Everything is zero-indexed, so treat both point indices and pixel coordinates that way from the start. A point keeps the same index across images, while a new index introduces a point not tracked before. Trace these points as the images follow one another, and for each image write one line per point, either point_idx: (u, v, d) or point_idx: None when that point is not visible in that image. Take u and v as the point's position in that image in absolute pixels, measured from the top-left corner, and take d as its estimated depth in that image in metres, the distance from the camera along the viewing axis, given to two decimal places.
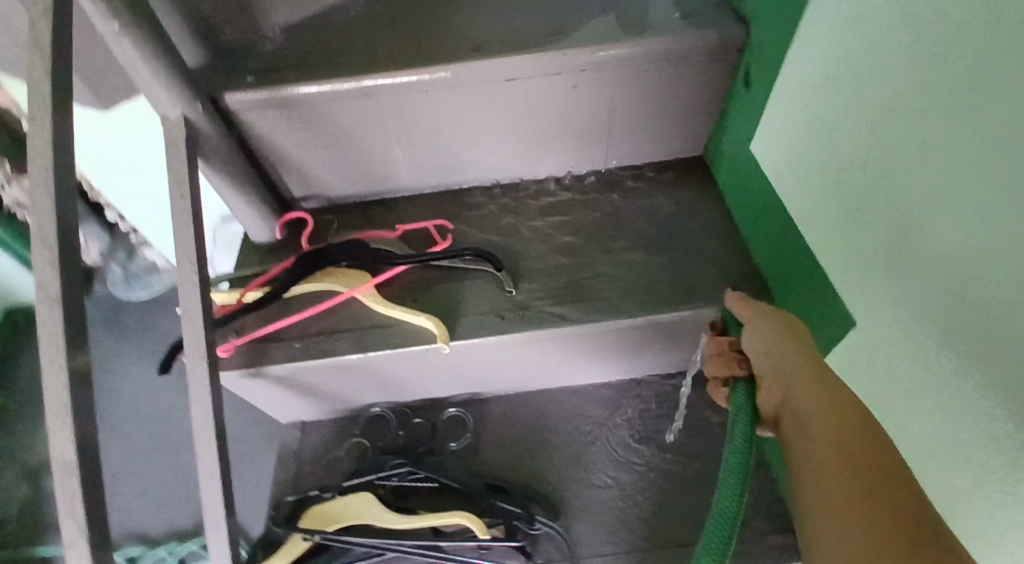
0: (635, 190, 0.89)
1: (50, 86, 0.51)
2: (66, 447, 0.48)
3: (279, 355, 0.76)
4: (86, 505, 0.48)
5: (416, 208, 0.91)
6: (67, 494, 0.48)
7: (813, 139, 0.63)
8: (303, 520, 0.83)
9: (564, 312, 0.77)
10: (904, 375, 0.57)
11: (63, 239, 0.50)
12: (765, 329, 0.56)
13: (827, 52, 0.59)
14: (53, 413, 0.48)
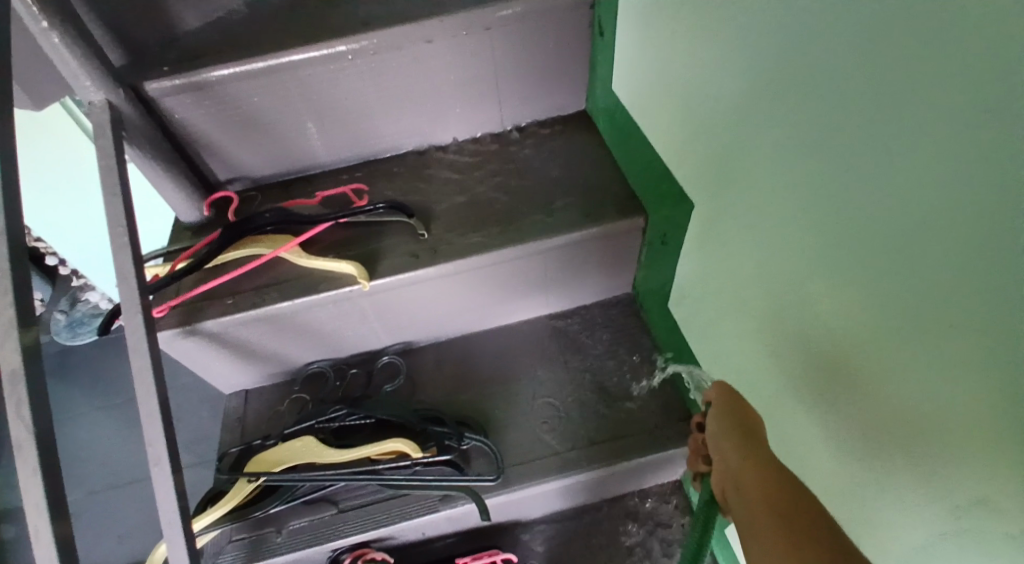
0: (527, 142, 1.01)
1: None
2: (11, 358, 0.56)
3: (213, 312, 0.84)
4: (31, 408, 0.57)
5: (334, 178, 1.01)
6: (15, 399, 0.56)
7: (675, 81, 0.79)
8: (248, 465, 0.91)
9: (467, 247, 0.88)
10: (748, 297, 0.72)
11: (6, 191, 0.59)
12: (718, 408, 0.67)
13: (706, 83, 0.72)
14: (0, 332, 0.57)
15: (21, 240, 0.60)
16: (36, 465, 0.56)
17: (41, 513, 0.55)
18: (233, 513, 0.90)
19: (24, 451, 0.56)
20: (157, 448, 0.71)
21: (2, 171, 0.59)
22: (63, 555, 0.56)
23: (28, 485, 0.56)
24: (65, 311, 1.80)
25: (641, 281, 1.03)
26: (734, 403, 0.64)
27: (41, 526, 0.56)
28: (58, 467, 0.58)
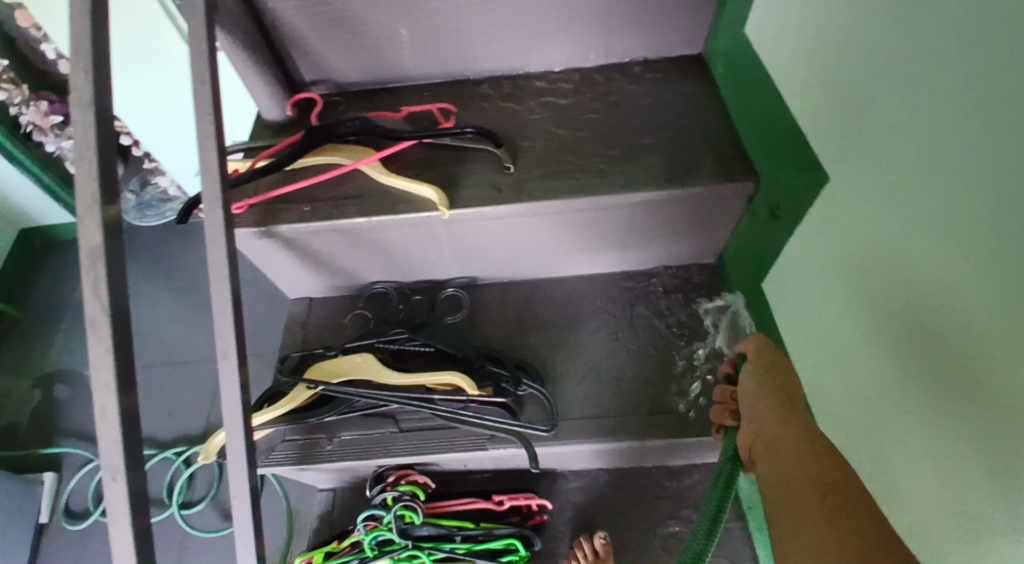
0: (631, 81, 0.94)
1: None
2: (93, 233, 0.55)
3: (290, 217, 0.82)
4: (109, 288, 0.55)
5: (418, 94, 0.95)
6: (93, 275, 0.55)
7: (824, 34, 0.69)
8: (307, 372, 0.92)
9: (556, 186, 0.82)
10: (862, 287, 0.68)
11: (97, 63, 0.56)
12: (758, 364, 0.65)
13: (859, 48, 0.65)
14: (83, 206, 0.55)
15: (109, 113, 0.57)
16: (109, 345, 0.55)
17: (110, 393, 0.55)
18: (287, 417, 0.90)
19: (98, 328, 0.55)
20: (224, 344, 0.71)
21: (96, 41, 0.56)
22: (127, 436, 0.56)
23: (99, 362, 0.55)
24: (135, 192, 1.78)
25: (728, 252, 0.96)
26: (772, 362, 0.64)
27: (109, 406, 0.55)
28: (130, 350, 0.57)
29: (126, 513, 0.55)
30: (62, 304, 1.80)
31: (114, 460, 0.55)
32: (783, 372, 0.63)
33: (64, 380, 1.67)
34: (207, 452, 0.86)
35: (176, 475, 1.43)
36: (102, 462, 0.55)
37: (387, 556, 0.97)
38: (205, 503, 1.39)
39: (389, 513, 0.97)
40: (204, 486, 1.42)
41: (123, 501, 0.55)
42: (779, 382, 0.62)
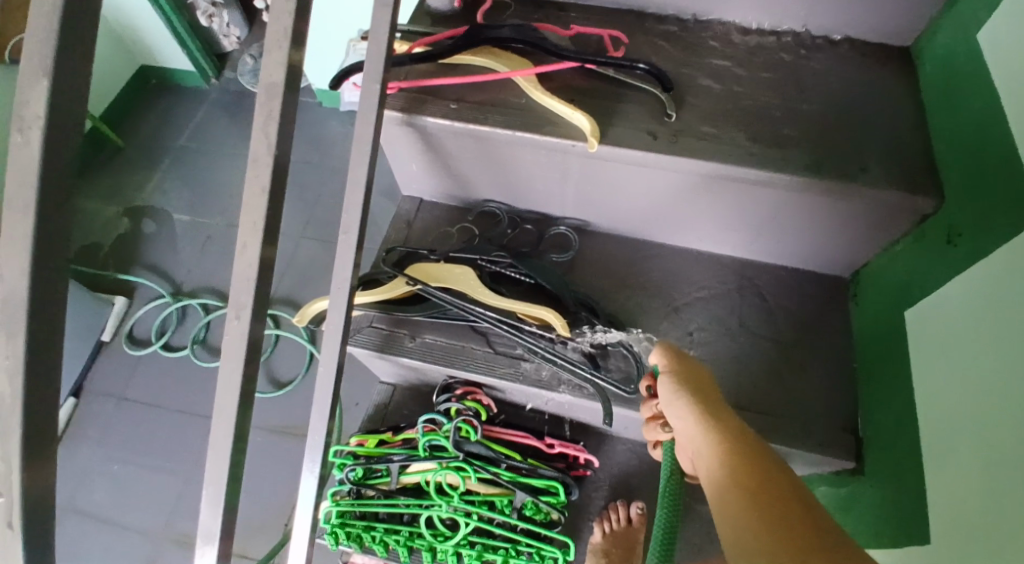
0: (817, 58, 0.87)
1: None
2: (275, 70, 0.54)
3: (435, 111, 0.79)
4: (278, 128, 0.55)
5: (588, 15, 0.90)
6: (266, 111, 0.55)
7: None
8: (409, 268, 0.91)
9: (717, 147, 0.77)
10: None
11: None
12: (672, 373, 0.68)
13: None
14: (270, 40, 0.55)
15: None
16: (266, 186, 0.55)
17: (256, 233, 0.56)
18: (381, 306, 0.92)
19: (257, 167, 0.55)
20: (350, 217, 0.71)
21: None
22: (259, 279, 0.57)
23: (252, 201, 0.56)
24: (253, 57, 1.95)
25: (871, 268, 0.90)
26: (682, 371, 0.68)
27: (250, 243, 0.56)
28: (279, 197, 0.57)
29: (242, 350, 0.57)
30: (166, 145, 1.86)
31: (243, 297, 0.57)
32: (694, 379, 0.67)
33: (153, 217, 1.74)
34: (302, 315, 0.86)
35: None
36: (232, 297, 0.57)
37: (435, 461, 0.99)
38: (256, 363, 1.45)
39: (449, 422, 0.99)
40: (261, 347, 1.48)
41: (242, 337, 0.57)
42: (693, 385, 0.66)
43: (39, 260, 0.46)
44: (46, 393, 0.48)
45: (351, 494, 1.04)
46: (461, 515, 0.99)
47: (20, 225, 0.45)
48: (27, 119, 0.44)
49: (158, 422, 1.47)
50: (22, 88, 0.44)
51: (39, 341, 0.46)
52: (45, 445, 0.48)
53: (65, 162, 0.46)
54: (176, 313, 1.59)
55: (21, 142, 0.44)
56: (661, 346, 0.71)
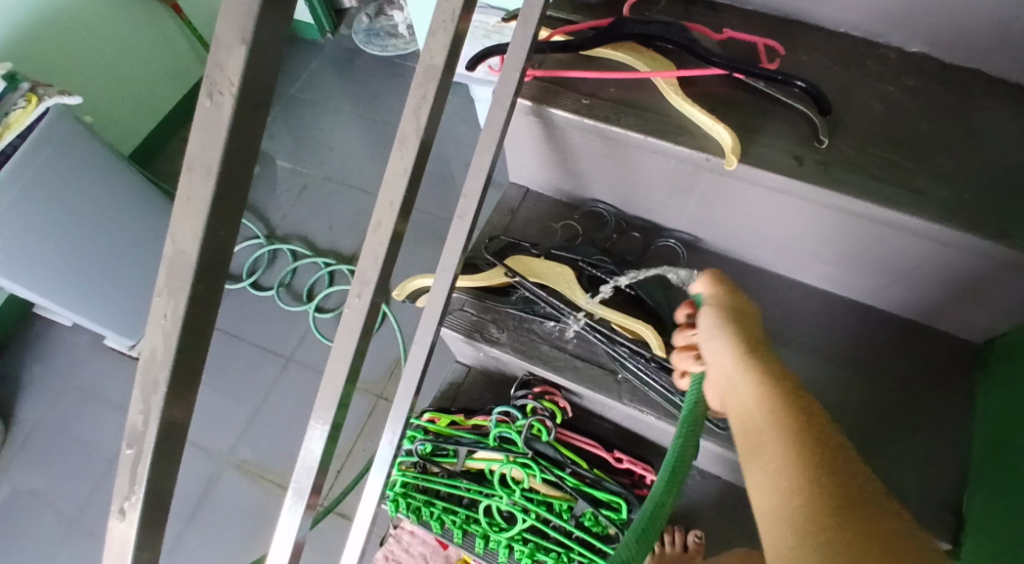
0: (999, 96, 0.76)
1: None
2: (438, 51, 0.56)
3: (565, 103, 0.76)
4: (429, 109, 0.57)
5: (741, 21, 0.84)
6: (421, 93, 0.57)
7: None
8: (510, 258, 0.90)
9: (868, 183, 0.70)
10: None
11: None
12: (716, 308, 0.66)
13: None
14: (437, 20, 0.56)
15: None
16: (407, 167, 0.58)
17: (393, 212, 0.58)
18: (477, 293, 0.91)
19: (404, 147, 0.58)
20: (466, 204, 0.74)
21: None
22: (386, 256, 0.60)
23: (393, 179, 0.58)
24: (370, 18, 2.01)
25: (1007, 337, 0.80)
26: (728, 307, 0.65)
27: (386, 220, 0.59)
28: (414, 170, 0.58)
29: (358, 325, 0.61)
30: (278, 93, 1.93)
31: (369, 274, 0.60)
32: (741, 315, 0.65)
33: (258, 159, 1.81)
34: (402, 289, 0.93)
35: (318, 281, 1.61)
36: (359, 274, 0.60)
37: (504, 453, 0.98)
38: (333, 315, 1.55)
39: (524, 419, 0.98)
40: (338, 300, 1.58)
41: (360, 313, 0.61)
42: (739, 322, 0.64)
43: (212, 224, 0.46)
44: (193, 355, 0.48)
45: (416, 466, 1.05)
46: (519, 511, 0.98)
47: (197, 184, 0.45)
48: (220, 83, 0.44)
49: (233, 355, 1.53)
50: (219, 49, 0.43)
51: (196, 302, 0.47)
52: (182, 400, 0.48)
53: (250, 125, 0.46)
54: (267, 255, 1.65)
55: (210, 107, 0.44)
56: (708, 275, 0.68)
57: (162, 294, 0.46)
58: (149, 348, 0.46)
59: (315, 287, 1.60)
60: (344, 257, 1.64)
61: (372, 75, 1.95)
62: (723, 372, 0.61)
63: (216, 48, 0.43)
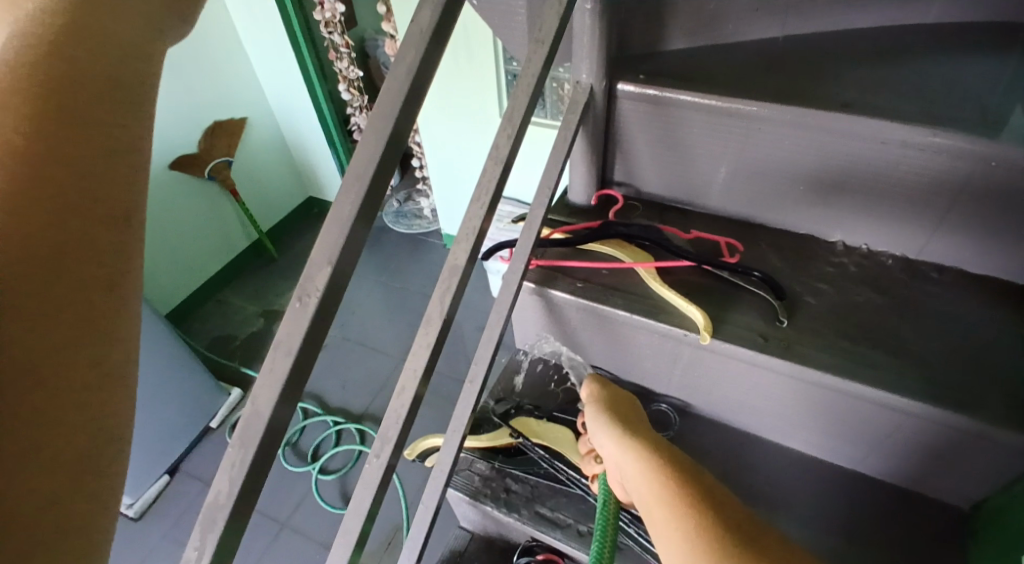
0: (939, 287, 0.88)
1: (552, 34, 0.72)
2: (461, 253, 0.70)
3: (563, 286, 0.91)
4: (451, 298, 0.70)
5: (710, 223, 1.01)
6: (446, 285, 0.71)
7: None
8: (514, 420, 1.01)
9: (828, 358, 0.80)
10: None
11: (517, 140, 0.72)
12: (601, 406, 0.71)
13: None
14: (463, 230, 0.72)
15: (508, 171, 0.73)
16: (431, 342, 0.70)
17: (414, 378, 0.69)
18: (484, 452, 0.99)
19: (430, 326, 0.70)
20: (477, 371, 0.85)
21: (525, 112, 0.72)
22: (406, 417, 0.69)
23: (418, 350, 0.70)
24: (399, 202, 2.34)
25: (991, 505, 0.84)
26: (613, 403, 0.71)
27: (408, 386, 0.69)
28: (436, 344, 0.70)
29: (376, 482, 0.68)
30: None
31: (390, 432, 0.69)
32: (624, 410, 0.70)
33: None
34: (414, 448, 1.01)
35: (325, 440, 1.68)
36: (381, 433, 0.69)
37: None
38: (334, 476, 1.59)
39: None
40: (341, 462, 1.64)
41: (378, 470, 0.69)
42: (621, 414, 0.69)
43: (282, 396, 0.56)
44: (244, 508, 0.56)
45: None
46: None
47: (275, 361, 0.56)
48: (308, 290, 0.56)
49: None
50: (313, 269, 0.57)
51: (258, 456, 0.56)
52: (229, 549, 0.55)
53: (325, 319, 0.58)
54: None
55: (298, 307, 0.57)
56: (592, 376, 0.75)
57: (227, 452, 0.55)
58: (214, 493, 0.55)
59: (319, 447, 1.66)
60: (353, 415, 1.72)
61: (398, 252, 2.18)
62: (617, 457, 0.63)
63: (309, 267, 0.57)
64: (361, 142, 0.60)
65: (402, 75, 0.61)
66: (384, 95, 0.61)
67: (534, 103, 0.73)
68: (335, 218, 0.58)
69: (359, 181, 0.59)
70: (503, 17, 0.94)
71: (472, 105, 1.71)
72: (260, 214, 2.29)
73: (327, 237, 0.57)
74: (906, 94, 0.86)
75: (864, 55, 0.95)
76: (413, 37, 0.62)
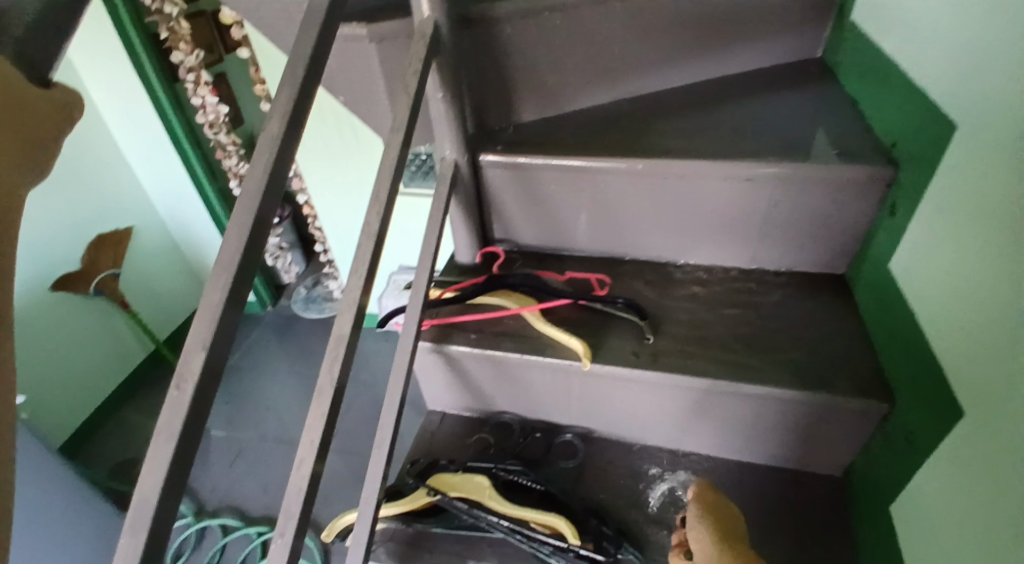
0: (774, 288, 1.03)
1: (403, 120, 0.82)
2: (344, 323, 0.77)
3: (458, 340, 0.98)
4: (339, 366, 0.76)
5: (582, 264, 1.13)
6: (332, 354, 0.76)
7: (934, 281, 0.81)
8: (430, 479, 1.03)
9: (692, 364, 0.91)
10: (972, 508, 0.71)
11: (385, 215, 0.81)
12: (705, 519, 0.78)
13: (952, 280, 0.78)
14: (344, 302, 0.78)
15: (381, 244, 0.81)
16: (323, 411, 0.75)
17: (311, 450, 0.74)
18: (404, 516, 1.02)
19: (321, 397, 0.75)
20: (383, 434, 0.90)
21: (389, 189, 0.82)
22: (307, 488, 0.73)
23: (312, 422, 0.75)
24: (308, 287, 2.35)
25: (857, 468, 0.96)
26: (720, 514, 0.78)
27: (306, 458, 0.74)
28: (331, 413, 0.75)
29: (283, 558, 0.71)
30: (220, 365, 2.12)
31: (292, 506, 0.73)
32: (730, 522, 0.77)
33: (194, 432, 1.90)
34: (331, 528, 1.02)
35: (251, 553, 1.61)
36: (284, 507, 0.73)
37: None
38: None
39: None
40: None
41: (283, 549, 0.71)
42: (726, 530, 0.76)
43: (170, 478, 0.59)
44: None
45: None
46: None
47: (160, 446, 0.60)
48: (185, 375, 0.61)
49: None
50: (186, 356, 0.62)
51: (150, 544, 0.58)
52: None
53: (206, 402, 0.63)
54: (195, 534, 1.66)
55: (177, 394, 0.61)
56: (701, 484, 0.81)
57: (121, 545, 0.58)
58: None
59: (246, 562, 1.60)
60: None
61: (308, 339, 2.19)
62: None
63: (184, 353, 0.62)
64: (228, 234, 0.66)
65: (262, 172, 0.69)
66: (249, 191, 0.68)
67: (397, 181, 0.82)
68: (208, 306, 0.64)
69: (227, 269, 0.65)
70: (366, 107, 1.04)
71: (358, 187, 1.80)
72: (158, 324, 2.23)
73: (200, 323, 0.63)
74: (714, 134, 1.02)
75: (683, 105, 1.12)
76: (266, 143, 0.70)
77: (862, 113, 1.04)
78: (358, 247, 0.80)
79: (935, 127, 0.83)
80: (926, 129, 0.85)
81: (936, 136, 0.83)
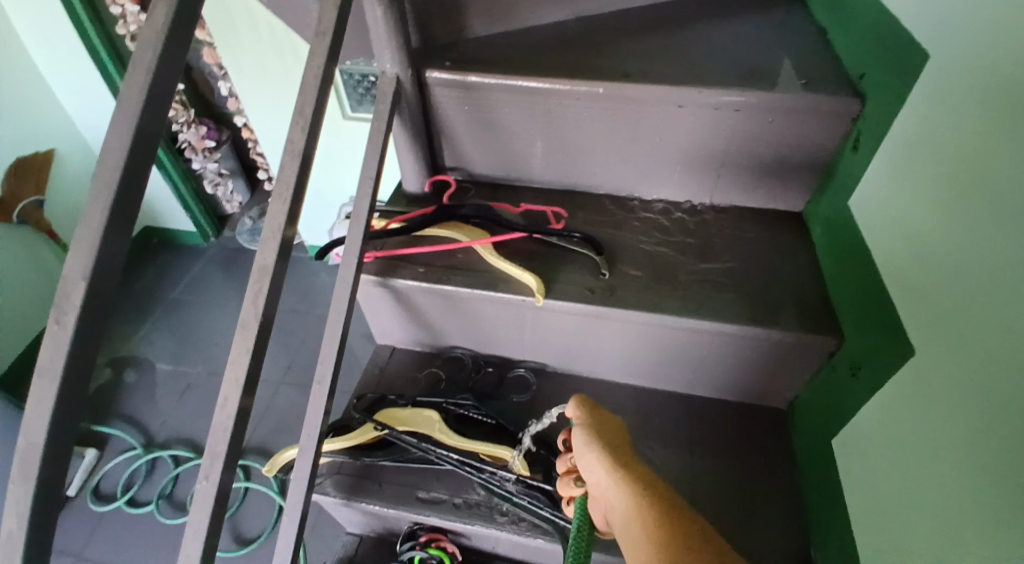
0: (731, 222, 1.01)
1: (332, 29, 0.74)
2: (269, 254, 0.71)
3: (405, 274, 0.94)
4: (265, 300, 0.71)
5: (537, 195, 1.08)
6: (258, 287, 0.71)
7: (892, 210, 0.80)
8: (377, 414, 1.01)
9: (645, 298, 0.90)
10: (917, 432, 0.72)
11: (313, 136, 0.74)
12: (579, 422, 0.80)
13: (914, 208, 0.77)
14: (269, 231, 0.72)
15: (308, 168, 0.74)
16: (248, 347, 0.70)
17: (236, 388, 0.70)
18: (350, 451, 0.99)
19: (247, 331, 0.70)
20: (322, 370, 0.86)
21: (316, 105, 0.74)
22: (234, 428, 0.70)
23: (238, 359, 0.70)
24: (253, 217, 2.24)
25: (801, 400, 0.98)
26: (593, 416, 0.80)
27: (231, 397, 0.70)
28: (257, 348, 0.71)
29: (211, 498, 0.69)
30: (161, 296, 2.03)
31: (218, 446, 0.69)
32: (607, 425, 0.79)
33: (134, 365, 1.84)
34: (273, 464, 0.99)
35: None
36: (210, 447, 0.69)
37: None
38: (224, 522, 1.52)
39: None
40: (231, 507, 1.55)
41: (211, 489, 0.69)
42: (601, 427, 0.78)
43: None
44: None
45: None
46: None
47: None
48: (63, 310, 0.59)
49: None
50: (66, 288, 0.59)
51: None
52: None
53: None
54: (144, 466, 1.62)
55: (58, 328, 0.59)
56: (578, 398, 0.80)
57: None
58: None
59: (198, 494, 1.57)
60: None
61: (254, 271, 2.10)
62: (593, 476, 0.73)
63: (64, 285, 0.60)
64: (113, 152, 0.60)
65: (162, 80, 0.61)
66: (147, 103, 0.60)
67: (327, 97, 0.75)
68: None
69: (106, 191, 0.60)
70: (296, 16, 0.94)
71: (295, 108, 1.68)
72: None
73: (77, 253, 0.60)
74: (673, 57, 0.97)
75: (644, 25, 1.06)
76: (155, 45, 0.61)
77: (829, 40, 1.00)
78: (283, 170, 0.73)
79: (904, 58, 0.80)
80: (894, 57, 0.82)
81: (904, 65, 0.80)
